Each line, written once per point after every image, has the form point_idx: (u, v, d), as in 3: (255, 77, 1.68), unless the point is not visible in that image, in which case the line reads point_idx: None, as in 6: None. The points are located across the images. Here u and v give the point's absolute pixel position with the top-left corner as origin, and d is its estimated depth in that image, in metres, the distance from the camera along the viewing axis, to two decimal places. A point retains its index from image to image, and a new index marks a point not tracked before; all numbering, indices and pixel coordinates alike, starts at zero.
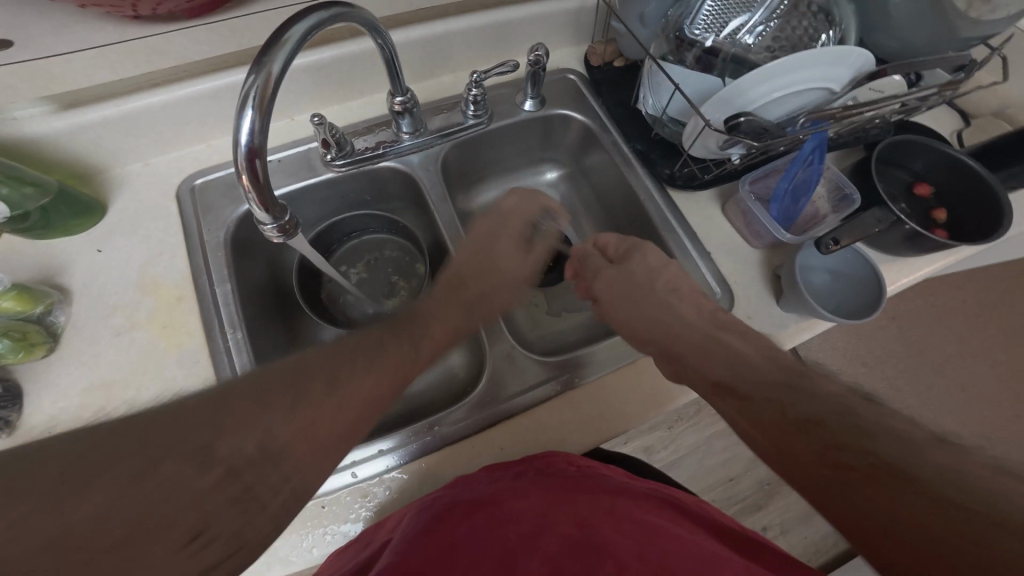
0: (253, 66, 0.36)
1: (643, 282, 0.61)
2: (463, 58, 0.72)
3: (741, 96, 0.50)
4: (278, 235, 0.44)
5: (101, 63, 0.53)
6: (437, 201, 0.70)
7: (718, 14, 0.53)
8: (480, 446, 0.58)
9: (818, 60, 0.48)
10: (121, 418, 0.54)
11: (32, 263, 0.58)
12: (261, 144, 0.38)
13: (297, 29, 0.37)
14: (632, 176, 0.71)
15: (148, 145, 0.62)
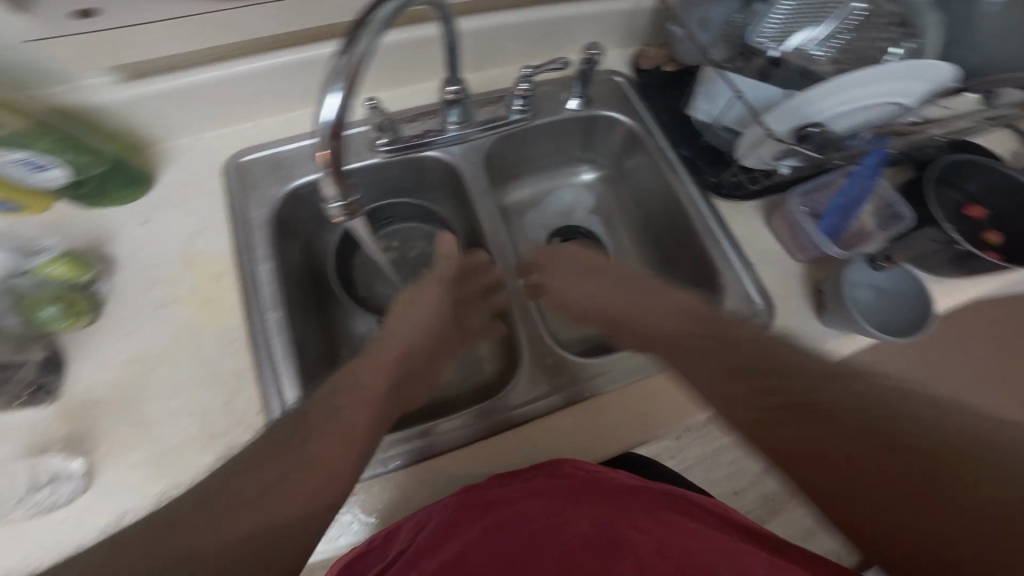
0: (341, 47, 0.37)
1: (580, 263, 0.66)
2: (514, 52, 0.72)
3: (808, 108, 0.49)
4: (342, 214, 0.44)
5: (171, 36, 0.53)
6: (479, 192, 0.71)
7: (788, 21, 0.52)
8: (511, 441, 0.58)
9: (892, 75, 0.47)
10: (157, 392, 0.54)
11: (78, 232, 0.58)
12: (345, 123, 0.39)
13: (385, 10, 0.37)
14: (678, 183, 0.70)
15: (201, 121, 0.62)
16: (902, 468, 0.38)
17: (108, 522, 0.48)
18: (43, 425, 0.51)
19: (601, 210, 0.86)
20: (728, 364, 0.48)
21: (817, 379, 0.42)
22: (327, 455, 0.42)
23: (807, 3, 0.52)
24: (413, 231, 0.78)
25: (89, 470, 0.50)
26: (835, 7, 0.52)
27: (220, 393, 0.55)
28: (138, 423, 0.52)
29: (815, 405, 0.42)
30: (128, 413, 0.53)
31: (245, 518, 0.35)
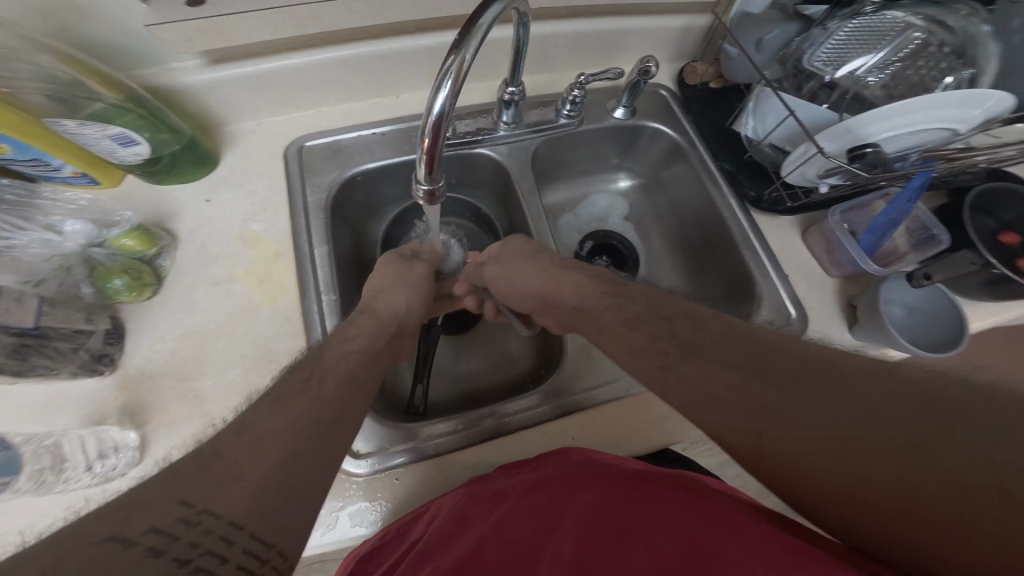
0: (452, 48, 0.40)
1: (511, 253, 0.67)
2: (567, 59, 0.74)
3: (865, 128, 0.51)
4: (426, 196, 0.49)
5: (266, 24, 0.53)
6: (525, 192, 0.73)
7: (845, 46, 0.54)
8: (550, 433, 0.60)
9: (943, 103, 0.49)
10: (208, 369, 0.54)
11: (145, 206, 0.59)
12: (448, 118, 0.42)
13: (488, 16, 0.41)
14: (717, 195, 0.72)
15: (267, 106, 0.64)
16: (931, 478, 0.31)
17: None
18: (101, 396, 0.52)
19: (634, 217, 0.88)
20: (731, 355, 0.41)
21: (826, 375, 0.37)
22: (333, 389, 0.42)
23: (863, 33, 0.53)
24: (455, 226, 0.81)
25: (143, 441, 0.50)
26: (890, 37, 0.52)
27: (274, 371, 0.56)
28: (192, 396, 0.53)
29: (803, 376, 0.38)
30: (181, 387, 0.53)
31: (281, 441, 0.35)
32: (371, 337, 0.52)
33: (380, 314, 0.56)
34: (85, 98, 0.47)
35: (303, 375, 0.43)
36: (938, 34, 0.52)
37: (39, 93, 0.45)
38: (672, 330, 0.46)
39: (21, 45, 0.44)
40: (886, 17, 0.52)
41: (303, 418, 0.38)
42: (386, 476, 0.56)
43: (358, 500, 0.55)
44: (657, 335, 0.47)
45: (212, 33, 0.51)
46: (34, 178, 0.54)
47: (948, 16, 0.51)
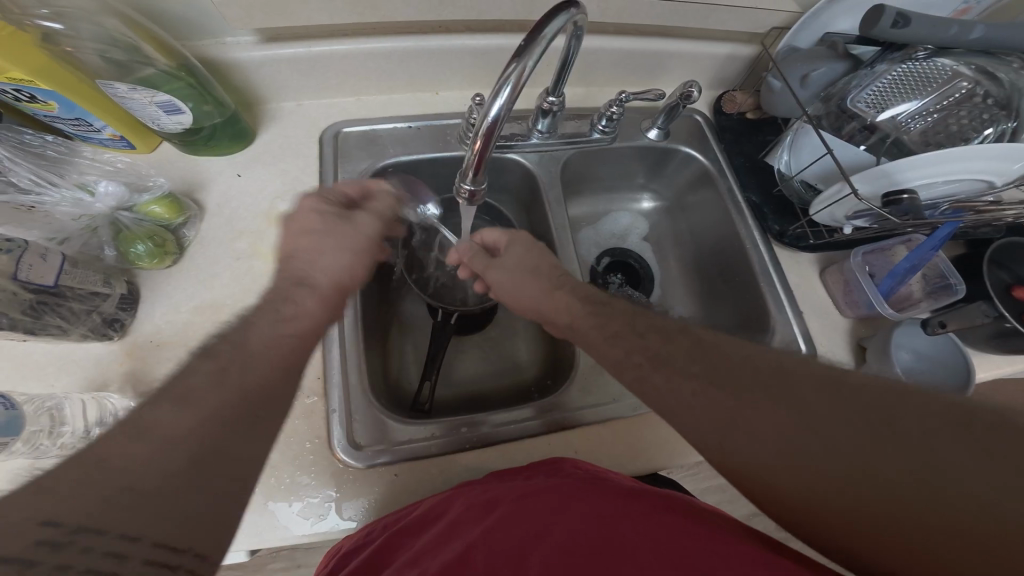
0: (516, 55, 0.40)
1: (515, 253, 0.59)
2: (608, 75, 0.75)
3: (903, 175, 0.51)
4: (467, 196, 0.49)
5: (325, 8, 0.54)
6: (552, 201, 0.73)
7: (889, 91, 0.55)
8: (557, 445, 0.60)
9: (978, 155, 0.49)
10: None
11: (176, 175, 0.58)
12: (502, 124, 0.42)
13: (552, 29, 0.41)
14: (741, 225, 0.73)
15: (309, 87, 0.64)
16: (942, 499, 0.28)
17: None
18: (106, 360, 0.49)
19: (652, 237, 0.89)
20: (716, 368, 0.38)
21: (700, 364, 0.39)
22: (258, 378, 0.37)
23: (908, 78, 0.54)
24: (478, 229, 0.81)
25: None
26: (936, 84, 0.53)
27: None
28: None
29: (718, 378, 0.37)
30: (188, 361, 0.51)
31: (180, 447, 0.31)
32: None
33: None
34: (140, 63, 0.47)
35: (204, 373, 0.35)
36: (986, 85, 0.53)
37: (96, 54, 0.44)
38: (647, 343, 0.43)
39: (91, 6, 0.44)
40: (935, 64, 0.53)
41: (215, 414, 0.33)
42: (388, 472, 0.55)
43: (360, 493, 0.54)
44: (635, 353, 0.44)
45: (273, 10, 0.52)
46: (72, 137, 0.53)
47: (1000, 69, 0.52)
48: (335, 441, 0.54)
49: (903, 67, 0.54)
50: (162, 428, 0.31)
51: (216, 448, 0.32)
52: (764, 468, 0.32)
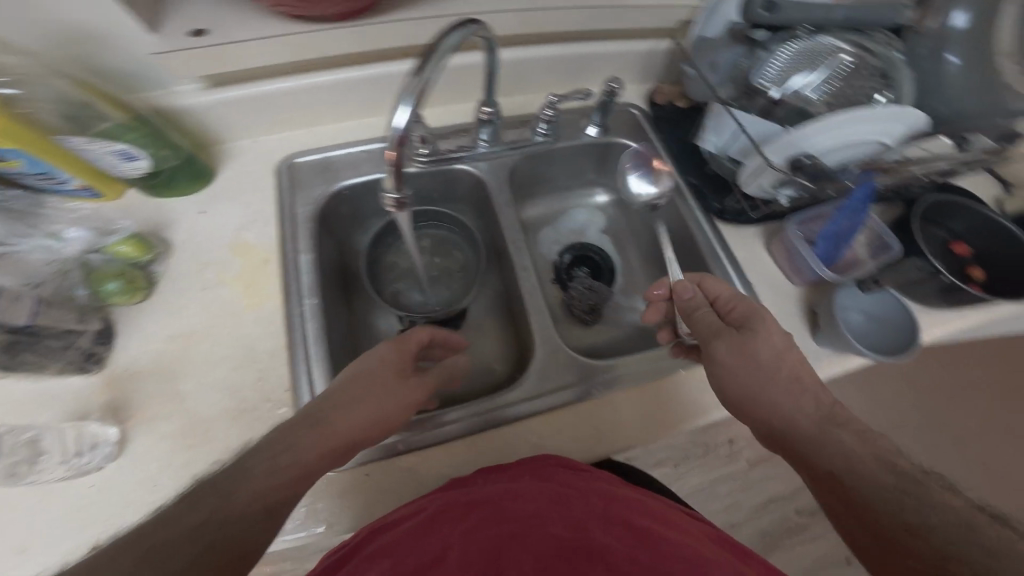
0: (414, 72, 0.44)
1: (770, 360, 0.54)
2: (542, 81, 0.78)
3: (806, 144, 0.54)
4: (393, 204, 0.53)
5: (257, 53, 0.58)
6: (502, 205, 0.77)
7: (786, 67, 0.58)
8: (521, 432, 0.62)
9: (870, 120, 0.52)
10: (191, 367, 0.56)
11: (143, 216, 0.63)
12: (408, 131, 0.46)
13: (450, 40, 0.45)
14: (684, 207, 0.77)
15: (260, 124, 0.69)
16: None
17: (133, 489, 0.49)
18: (85, 392, 0.53)
19: (610, 229, 0.93)
20: (842, 454, 0.47)
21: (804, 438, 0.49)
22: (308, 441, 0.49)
23: (801, 54, 0.58)
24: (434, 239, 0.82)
25: (121, 437, 0.51)
26: (824, 59, 0.57)
27: (254, 371, 0.57)
28: (172, 395, 0.54)
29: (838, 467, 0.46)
30: (162, 386, 0.54)
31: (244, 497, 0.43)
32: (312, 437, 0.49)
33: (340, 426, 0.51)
34: (95, 118, 0.53)
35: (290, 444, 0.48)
36: (865, 58, 0.57)
37: (53, 114, 0.51)
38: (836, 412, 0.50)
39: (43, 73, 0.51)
40: (818, 42, 0.57)
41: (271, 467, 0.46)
42: (359, 472, 0.58)
43: (333, 497, 0.56)
44: (784, 418, 0.51)
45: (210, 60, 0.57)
46: (41, 191, 0.58)
47: (870, 44, 0.57)
48: None
49: (792, 46, 0.58)
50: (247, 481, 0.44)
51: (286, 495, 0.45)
52: (830, 477, 0.46)
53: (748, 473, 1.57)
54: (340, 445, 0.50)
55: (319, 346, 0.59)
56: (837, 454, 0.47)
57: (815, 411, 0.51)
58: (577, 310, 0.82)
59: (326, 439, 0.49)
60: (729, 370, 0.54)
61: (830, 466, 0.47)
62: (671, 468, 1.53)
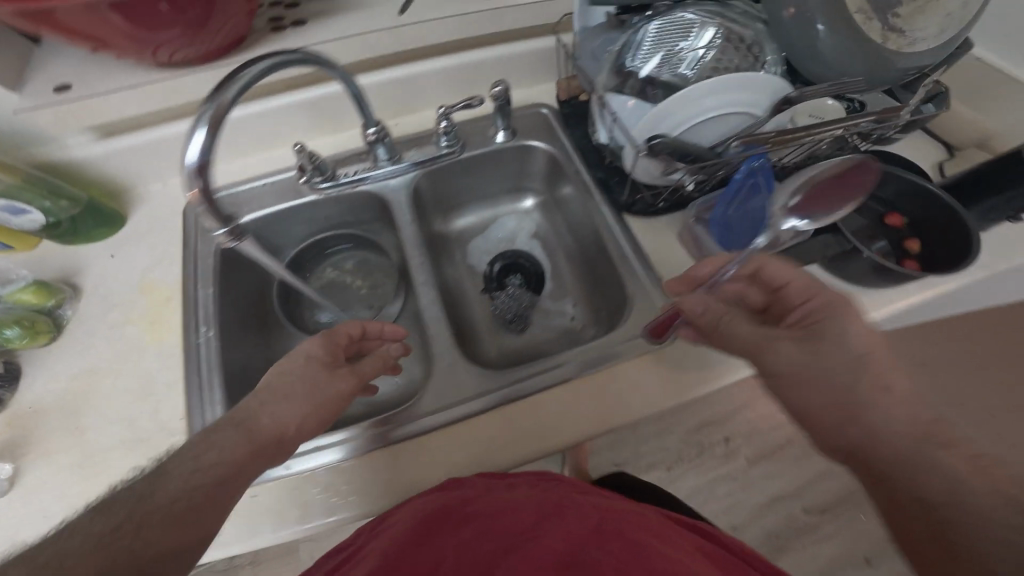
0: (209, 96, 0.43)
1: (850, 356, 0.45)
2: (437, 94, 0.78)
3: (670, 119, 0.55)
4: (228, 239, 0.51)
5: (134, 102, 0.63)
6: (403, 221, 0.72)
7: (655, 45, 0.58)
8: (407, 452, 0.57)
9: (721, 89, 0.53)
10: (88, 403, 0.60)
11: (60, 265, 0.69)
12: (207, 159, 0.43)
13: (255, 67, 0.45)
14: (592, 205, 0.72)
15: (166, 169, 0.73)
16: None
17: (23, 520, 0.53)
18: None
19: (540, 235, 0.88)
20: (906, 450, 0.42)
21: (892, 458, 0.42)
22: (265, 425, 0.50)
23: (667, 31, 0.58)
24: (344, 258, 0.81)
25: (15, 473, 0.55)
26: (690, 34, 0.58)
27: (149, 403, 0.60)
28: (70, 430, 0.58)
29: (871, 465, 0.43)
30: (60, 422, 0.58)
31: (196, 488, 0.44)
32: (241, 441, 0.48)
33: (264, 424, 0.50)
34: None
35: (219, 437, 0.47)
36: (731, 26, 0.57)
37: None
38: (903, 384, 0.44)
39: None
40: (682, 17, 0.57)
41: (216, 465, 0.46)
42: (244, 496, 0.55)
43: None
44: (862, 420, 0.44)
45: (84, 113, 0.62)
46: None
47: (733, 14, 0.57)
48: None
49: (658, 23, 0.58)
50: (180, 469, 0.45)
51: (231, 494, 0.46)
52: (849, 454, 0.45)
53: (747, 471, 1.43)
54: (266, 441, 0.49)
55: (213, 374, 0.61)
56: (877, 436, 0.43)
57: (892, 409, 0.43)
58: (498, 321, 0.79)
59: (249, 438, 0.48)
60: (795, 376, 0.47)
61: (879, 469, 0.43)
62: (662, 470, 1.44)
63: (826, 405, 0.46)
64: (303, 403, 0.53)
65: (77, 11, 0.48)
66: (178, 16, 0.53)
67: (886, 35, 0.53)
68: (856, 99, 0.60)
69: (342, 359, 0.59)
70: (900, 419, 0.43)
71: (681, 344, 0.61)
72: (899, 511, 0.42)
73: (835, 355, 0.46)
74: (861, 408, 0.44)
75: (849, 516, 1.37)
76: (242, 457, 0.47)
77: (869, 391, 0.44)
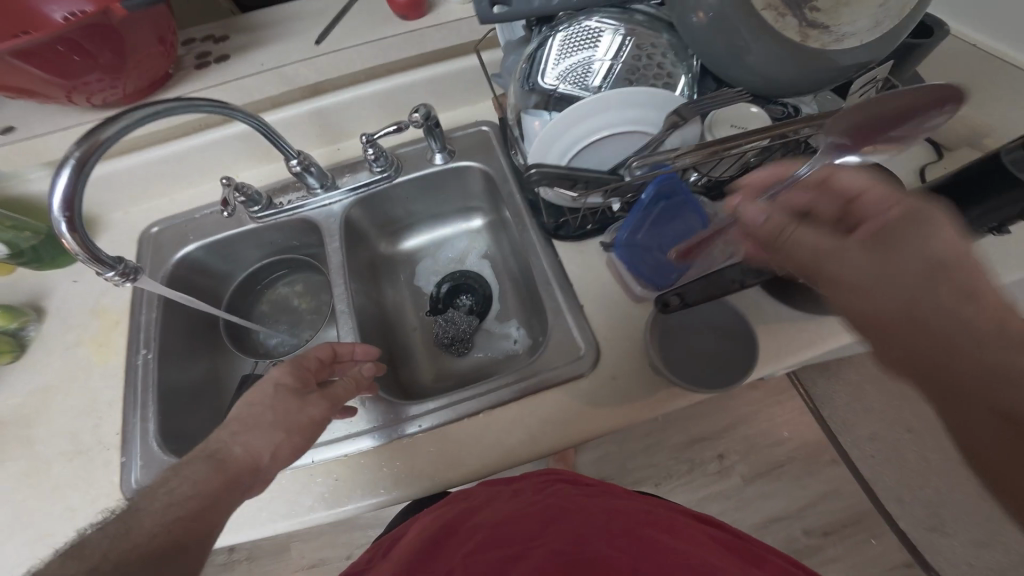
0: (82, 135, 0.46)
1: (931, 256, 0.34)
2: (370, 117, 0.76)
3: (563, 139, 0.53)
4: (120, 278, 0.54)
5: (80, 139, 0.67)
6: (333, 247, 0.72)
7: (560, 59, 0.54)
8: (311, 481, 0.57)
9: (610, 105, 0.51)
10: (40, 420, 0.64)
11: (31, 290, 0.75)
12: (75, 197, 0.46)
13: (139, 112, 0.49)
14: (522, 227, 0.69)
15: (126, 198, 0.78)
16: None
17: None
18: None
19: (490, 256, 0.84)
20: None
21: (987, 380, 0.31)
22: (241, 450, 0.44)
23: (571, 45, 0.54)
24: (293, 281, 0.84)
25: None
26: (594, 46, 0.54)
27: (90, 420, 0.64)
28: (22, 444, 0.63)
29: (975, 389, 0.31)
30: (14, 437, 0.63)
31: (210, 514, 0.39)
32: (206, 470, 0.42)
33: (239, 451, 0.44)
34: None
35: (182, 469, 0.42)
36: (640, 36, 0.53)
37: None
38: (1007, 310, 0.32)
39: None
40: (585, 26, 0.53)
41: (215, 485, 0.41)
42: None
43: None
44: (926, 339, 0.33)
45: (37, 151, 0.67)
46: None
47: (639, 23, 0.53)
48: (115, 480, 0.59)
49: (560, 36, 0.54)
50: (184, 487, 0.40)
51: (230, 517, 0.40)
52: (956, 388, 0.32)
53: (743, 490, 1.20)
54: (240, 472, 0.43)
55: (147, 394, 0.65)
56: (994, 369, 0.31)
57: (939, 328, 0.33)
58: (437, 344, 0.77)
59: (220, 469, 0.42)
60: (854, 284, 0.36)
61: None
62: (651, 488, 1.22)
63: (879, 316, 0.35)
64: (278, 435, 0.46)
65: None
66: (91, 62, 0.58)
67: (805, 32, 0.46)
68: (789, 102, 0.56)
69: (314, 385, 0.52)
70: (932, 329, 0.33)
71: (596, 378, 0.58)
72: (981, 448, 0.32)
73: (895, 255, 0.35)
74: (925, 318, 0.33)
75: (855, 539, 1.12)
76: (219, 485, 0.41)
77: (937, 312, 0.33)
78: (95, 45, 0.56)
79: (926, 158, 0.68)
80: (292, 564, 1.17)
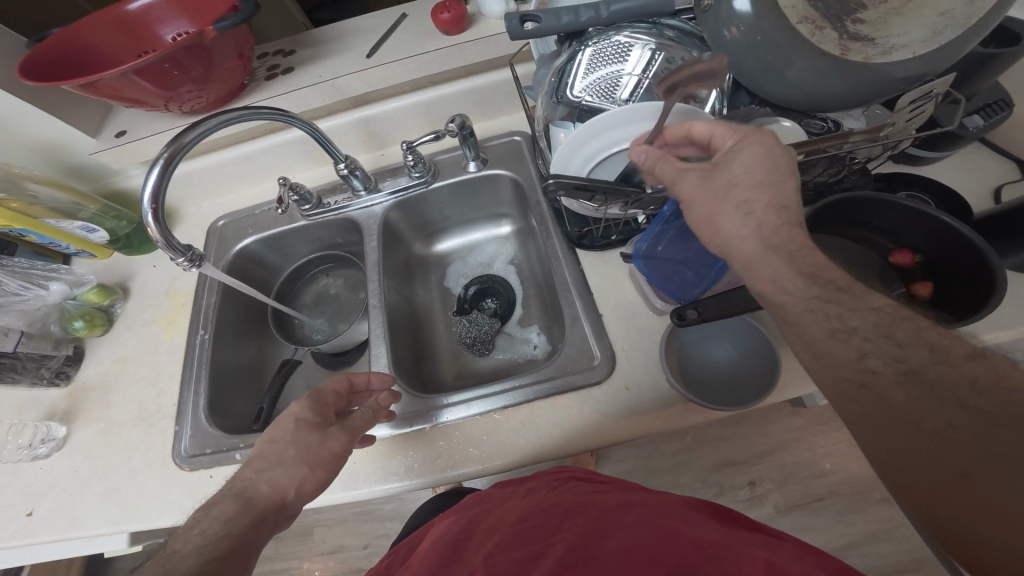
0: (170, 139, 0.54)
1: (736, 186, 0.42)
2: (414, 125, 0.82)
3: (586, 148, 0.55)
4: (186, 264, 0.61)
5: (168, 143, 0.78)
6: (370, 246, 0.78)
7: (589, 71, 0.56)
8: None
9: (633, 117, 0.53)
10: (120, 384, 0.75)
11: (121, 272, 0.86)
12: (159, 191, 0.54)
13: (216, 118, 0.56)
14: (546, 234, 0.71)
15: (201, 195, 0.88)
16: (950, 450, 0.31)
17: (62, 473, 0.68)
18: (57, 399, 0.74)
19: (517, 262, 0.86)
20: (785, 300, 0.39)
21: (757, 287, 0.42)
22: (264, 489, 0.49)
23: (602, 57, 0.55)
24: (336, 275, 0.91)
25: (66, 434, 0.71)
26: (625, 59, 0.55)
27: (157, 389, 0.73)
28: (103, 405, 0.73)
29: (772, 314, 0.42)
30: (98, 398, 0.74)
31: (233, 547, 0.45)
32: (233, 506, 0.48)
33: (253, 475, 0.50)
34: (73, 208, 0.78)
35: (211, 507, 0.48)
36: (671, 51, 0.54)
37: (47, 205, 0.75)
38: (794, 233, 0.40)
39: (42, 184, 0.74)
40: (614, 42, 0.55)
41: (238, 514, 0.47)
42: (205, 475, 0.64)
43: (172, 506, 0.63)
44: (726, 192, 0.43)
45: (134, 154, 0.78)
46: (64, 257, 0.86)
47: (673, 39, 0.54)
48: (172, 446, 0.67)
49: (591, 49, 0.55)
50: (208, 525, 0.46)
51: (257, 543, 0.47)
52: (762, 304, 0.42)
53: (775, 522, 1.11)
54: (267, 508, 0.49)
55: (203, 370, 0.73)
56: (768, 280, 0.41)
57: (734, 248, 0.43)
58: (460, 343, 0.80)
59: (248, 508, 0.48)
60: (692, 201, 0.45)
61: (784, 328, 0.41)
62: None
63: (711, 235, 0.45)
64: (297, 470, 0.50)
65: (115, 81, 0.62)
66: (185, 75, 0.67)
67: (846, 45, 0.45)
68: (829, 116, 0.52)
69: (333, 418, 0.55)
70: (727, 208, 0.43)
71: (607, 388, 0.58)
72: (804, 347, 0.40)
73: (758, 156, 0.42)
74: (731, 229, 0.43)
75: None
76: (247, 521, 0.47)
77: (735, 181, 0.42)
78: (190, 61, 0.65)
79: (1005, 175, 0.61)
80: (315, 547, 1.25)
